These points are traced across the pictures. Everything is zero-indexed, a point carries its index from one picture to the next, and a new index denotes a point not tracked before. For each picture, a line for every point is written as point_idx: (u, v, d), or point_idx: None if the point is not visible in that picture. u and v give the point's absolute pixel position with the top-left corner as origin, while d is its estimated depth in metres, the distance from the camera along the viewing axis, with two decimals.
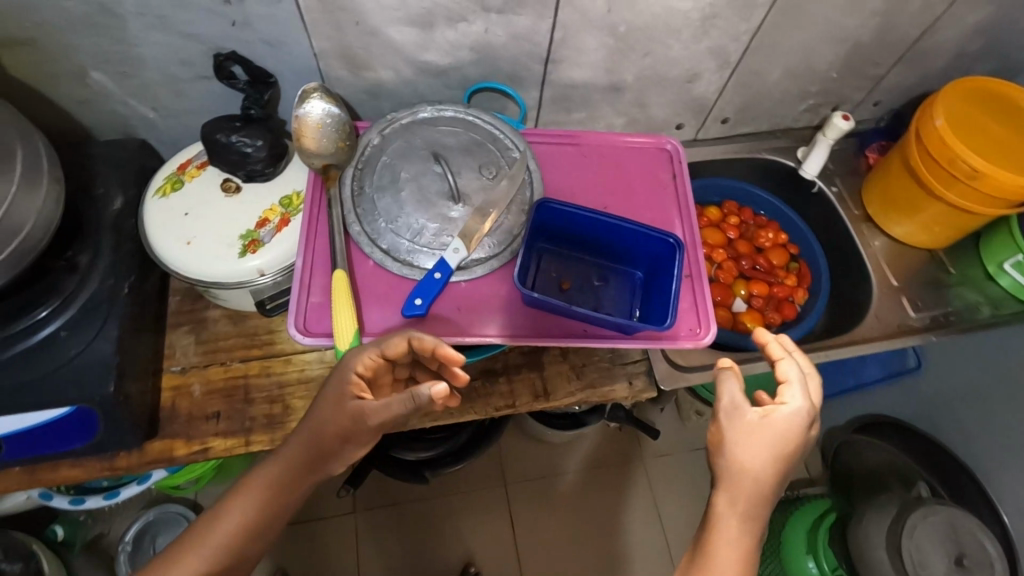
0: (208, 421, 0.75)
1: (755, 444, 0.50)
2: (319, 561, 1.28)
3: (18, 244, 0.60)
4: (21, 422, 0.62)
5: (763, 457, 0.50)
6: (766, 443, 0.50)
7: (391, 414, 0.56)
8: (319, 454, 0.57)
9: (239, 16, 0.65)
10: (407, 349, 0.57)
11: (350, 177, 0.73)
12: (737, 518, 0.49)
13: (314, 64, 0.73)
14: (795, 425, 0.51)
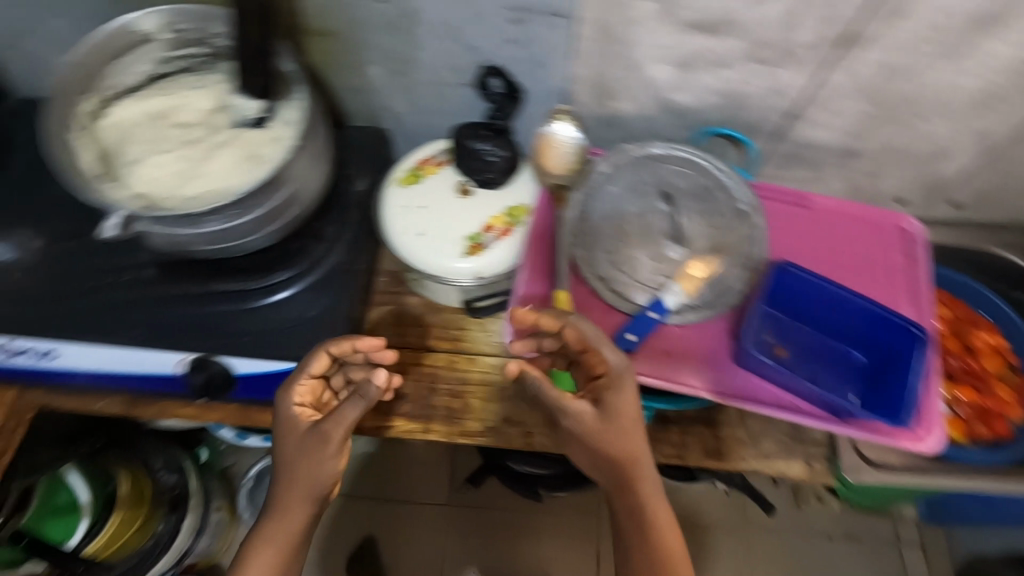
0: (394, 400, 0.79)
1: (583, 410, 0.60)
2: (400, 542, 1.32)
3: (297, 212, 0.66)
4: (263, 366, 0.70)
5: (612, 431, 0.60)
6: (608, 429, 0.59)
7: (349, 421, 0.61)
8: (309, 501, 0.62)
9: (518, 34, 0.69)
10: (330, 359, 0.64)
11: (576, 201, 0.75)
12: (667, 501, 0.64)
13: (564, 87, 0.76)
14: (617, 405, 0.59)
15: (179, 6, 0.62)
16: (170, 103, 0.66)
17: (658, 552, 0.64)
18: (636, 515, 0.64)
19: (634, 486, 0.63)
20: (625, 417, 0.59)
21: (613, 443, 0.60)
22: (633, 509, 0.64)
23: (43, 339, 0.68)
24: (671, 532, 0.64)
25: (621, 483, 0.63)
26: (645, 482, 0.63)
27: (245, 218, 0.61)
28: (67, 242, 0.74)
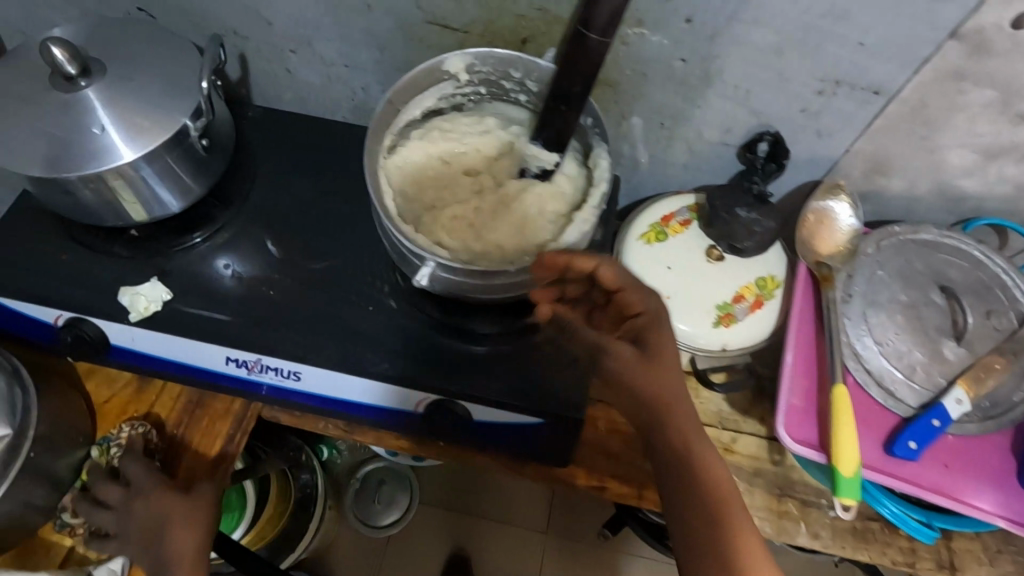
0: (607, 458, 0.76)
1: (625, 360, 0.55)
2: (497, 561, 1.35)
3: None
4: (503, 416, 0.68)
5: (656, 368, 0.53)
6: (648, 365, 0.54)
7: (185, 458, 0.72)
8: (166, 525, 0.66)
9: (816, 105, 0.65)
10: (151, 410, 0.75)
11: (841, 282, 0.70)
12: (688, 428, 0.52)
13: (837, 160, 0.71)
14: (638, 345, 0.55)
15: (489, 52, 0.61)
16: (459, 144, 0.66)
17: (725, 558, 0.49)
18: (710, 494, 0.51)
19: (672, 434, 0.53)
20: (660, 348, 0.54)
21: (655, 378, 0.53)
22: (676, 475, 0.52)
23: (291, 360, 0.68)
24: (749, 530, 0.50)
25: (676, 456, 0.52)
26: (698, 447, 0.52)
27: (529, 281, 0.60)
28: (312, 264, 0.74)
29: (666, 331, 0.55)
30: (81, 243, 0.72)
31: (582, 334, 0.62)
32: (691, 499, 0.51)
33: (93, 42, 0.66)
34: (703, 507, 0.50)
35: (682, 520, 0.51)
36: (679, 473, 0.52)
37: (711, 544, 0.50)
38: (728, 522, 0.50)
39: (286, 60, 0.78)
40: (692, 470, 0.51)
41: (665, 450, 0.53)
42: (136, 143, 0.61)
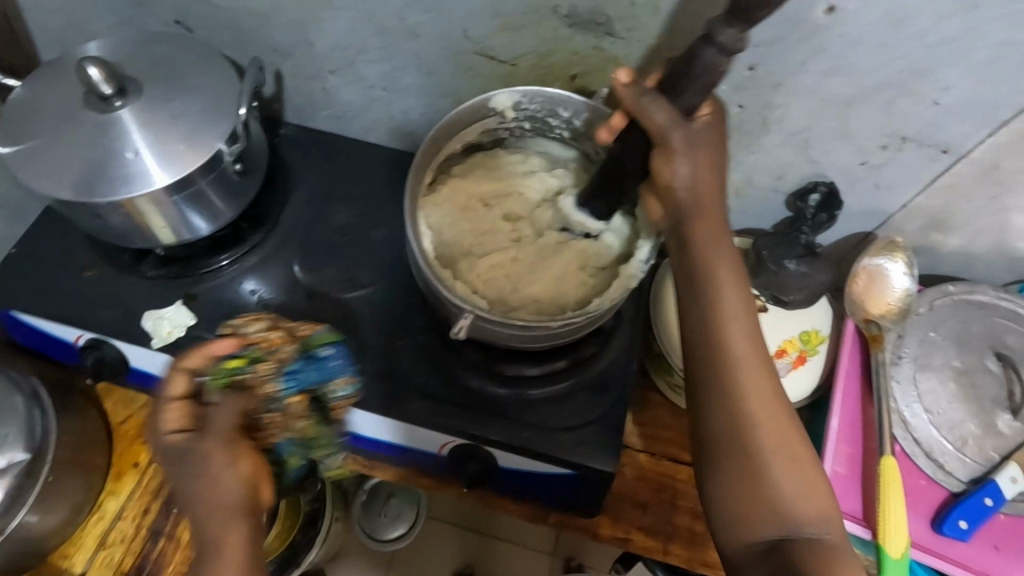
0: (634, 509, 0.73)
1: (680, 154, 0.47)
2: None
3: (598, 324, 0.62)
4: (529, 465, 0.66)
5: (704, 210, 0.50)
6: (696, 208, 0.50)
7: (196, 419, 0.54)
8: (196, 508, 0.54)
9: (878, 159, 0.61)
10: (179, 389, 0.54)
11: (891, 343, 0.66)
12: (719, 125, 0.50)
13: (893, 215, 0.68)
14: (692, 162, 0.48)
15: (536, 90, 0.59)
16: (501, 188, 0.64)
17: (745, 433, 0.49)
18: (741, 374, 0.49)
19: (710, 309, 0.50)
20: (710, 171, 0.49)
21: (700, 221, 0.50)
22: (710, 356, 0.50)
23: None
24: (769, 383, 0.50)
25: (713, 331, 0.50)
26: (737, 326, 0.50)
27: (565, 333, 0.58)
28: (341, 294, 0.72)
29: (719, 147, 0.49)
30: (107, 260, 0.71)
31: (645, 110, 0.46)
32: (725, 385, 0.49)
33: (132, 59, 0.65)
34: (727, 404, 0.49)
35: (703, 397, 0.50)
36: (709, 349, 0.50)
37: (730, 419, 0.49)
38: (750, 406, 0.49)
39: (325, 80, 0.75)
40: (722, 346, 0.50)
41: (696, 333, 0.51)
42: (172, 169, 0.59)
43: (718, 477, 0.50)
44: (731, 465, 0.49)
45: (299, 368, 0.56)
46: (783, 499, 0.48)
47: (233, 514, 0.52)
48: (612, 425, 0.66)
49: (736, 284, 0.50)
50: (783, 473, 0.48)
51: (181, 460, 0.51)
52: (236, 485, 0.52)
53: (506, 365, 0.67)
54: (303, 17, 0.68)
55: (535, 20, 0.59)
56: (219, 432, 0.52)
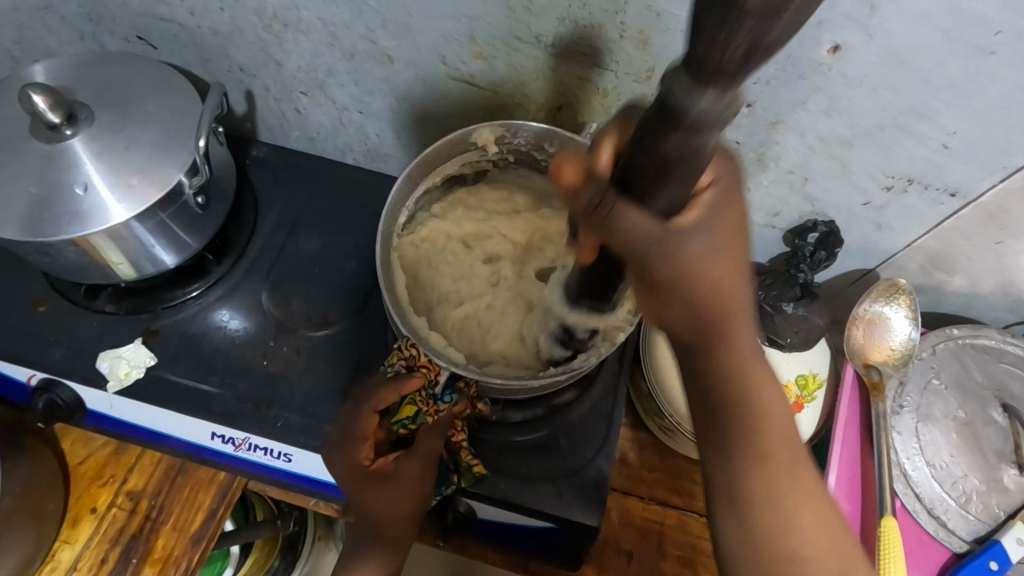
0: (619, 557, 0.70)
1: (692, 241, 0.33)
2: None
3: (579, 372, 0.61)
4: (508, 517, 0.62)
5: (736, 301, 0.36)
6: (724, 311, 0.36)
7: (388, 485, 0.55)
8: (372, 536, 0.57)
9: (881, 199, 0.57)
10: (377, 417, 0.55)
11: (892, 391, 0.63)
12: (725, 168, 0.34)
13: (896, 254, 0.64)
14: (711, 246, 0.33)
15: (518, 124, 0.58)
16: (483, 229, 0.65)
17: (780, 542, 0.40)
18: (775, 486, 0.40)
19: (744, 417, 0.38)
20: (728, 242, 0.34)
21: (721, 308, 0.35)
22: (734, 473, 0.40)
23: (281, 441, 0.62)
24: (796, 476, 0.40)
25: (745, 443, 0.39)
26: (771, 430, 0.39)
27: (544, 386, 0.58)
28: (311, 331, 0.68)
29: (728, 207, 0.34)
30: (66, 296, 0.67)
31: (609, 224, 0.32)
32: (749, 503, 0.40)
33: (85, 83, 0.60)
34: (762, 524, 0.40)
35: (727, 515, 0.40)
36: (739, 464, 0.39)
37: (761, 538, 0.40)
38: (788, 516, 0.40)
39: (297, 101, 0.71)
40: (756, 457, 0.39)
41: (717, 443, 0.39)
42: (123, 204, 0.55)
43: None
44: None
45: (455, 394, 0.56)
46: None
47: (405, 525, 0.57)
48: (595, 475, 0.62)
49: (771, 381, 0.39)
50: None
51: (377, 494, 0.55)
52: (412, 501, 0.56)
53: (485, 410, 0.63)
54: (270, 38, 0.63)
55: (516, 48, 0.55)
56: (407, 467, 0.56)
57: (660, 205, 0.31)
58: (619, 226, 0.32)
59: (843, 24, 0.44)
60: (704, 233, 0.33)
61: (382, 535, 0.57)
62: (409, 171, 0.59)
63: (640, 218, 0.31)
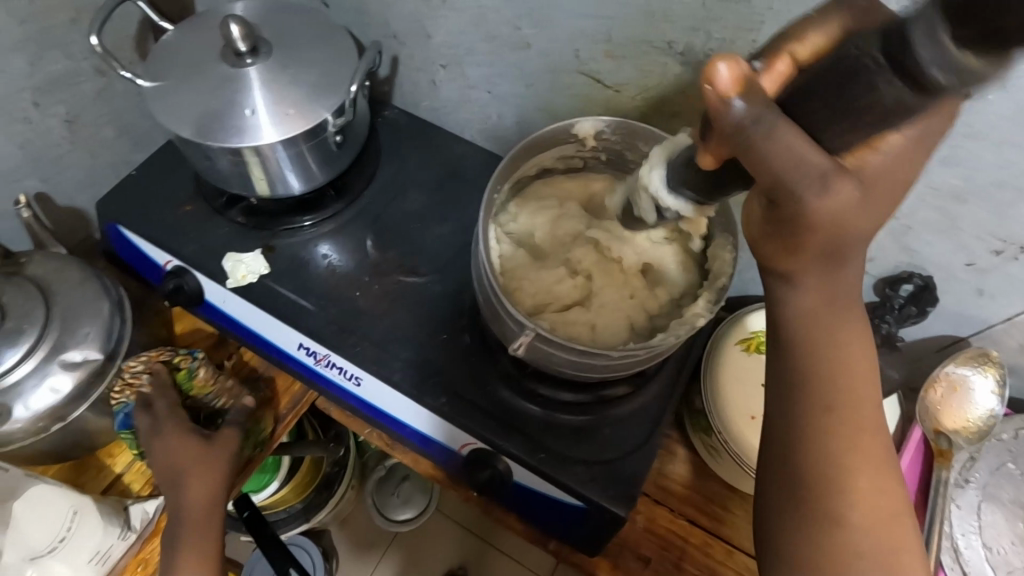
0: (636, 561, 0.71)
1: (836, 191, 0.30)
2: None
3: (656, 355, 0.55)
4: (539, 487, 0.65)
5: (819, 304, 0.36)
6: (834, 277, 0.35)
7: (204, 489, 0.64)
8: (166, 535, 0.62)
9: (987, 263, 0.56)
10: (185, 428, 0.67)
11: (960, 463, 0.61)
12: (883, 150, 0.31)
13: (993, 326, 0.61)
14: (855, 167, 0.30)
15: (623, 122, 0.60)
16: (568, 229, 0.62)
17: (829, 507, 0.39)
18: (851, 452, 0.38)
19: (814, 349, 0.38)
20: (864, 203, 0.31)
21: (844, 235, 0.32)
22: (804, 435, 0.38)
23: (355, 365, 0.69)
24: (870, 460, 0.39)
25: (826, 410, 0.38)
26: (850, 370, 0.38)
27: (641, 359, 0.54)
28: (401, 277, 0.74)
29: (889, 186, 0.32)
30: (207, 201, 0.77)
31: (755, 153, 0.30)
32: (812, 418, 0.38)
33: (268, 26, 0.70)
34: (825, 485, 0.39)
35: (783, 459, 0.39)
36: (808, 425, 0.38)
37: (811, 486, 0.39)
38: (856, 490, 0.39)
39: (435, 73, 0.78)
40: (826, 387, 0.38)
41: (800, 331, 0.37)
42: (276, 127, 0.64)
43: (795, 541, 0.40)
44: (814, 538, 0.39)
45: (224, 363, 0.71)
46: (861, 565, 0.39)
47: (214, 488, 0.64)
48: (632, 469, 0.64)
49: (862, 353, 0.38)
50: (868, 532, 0.39)
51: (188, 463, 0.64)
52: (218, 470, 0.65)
53: (541, 385, 0.67)
54: (428, 12, 0.71)
55: (648, 52, 0.59)
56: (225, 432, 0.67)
57: (836, 141, 0.31)
58: (773, 145, 0.29)
59: None
60: (818, 186, 0.30)
61: (188, 519, 0.62)
62: (496, 184, 0.61)
63: (798, 140, 0.29)
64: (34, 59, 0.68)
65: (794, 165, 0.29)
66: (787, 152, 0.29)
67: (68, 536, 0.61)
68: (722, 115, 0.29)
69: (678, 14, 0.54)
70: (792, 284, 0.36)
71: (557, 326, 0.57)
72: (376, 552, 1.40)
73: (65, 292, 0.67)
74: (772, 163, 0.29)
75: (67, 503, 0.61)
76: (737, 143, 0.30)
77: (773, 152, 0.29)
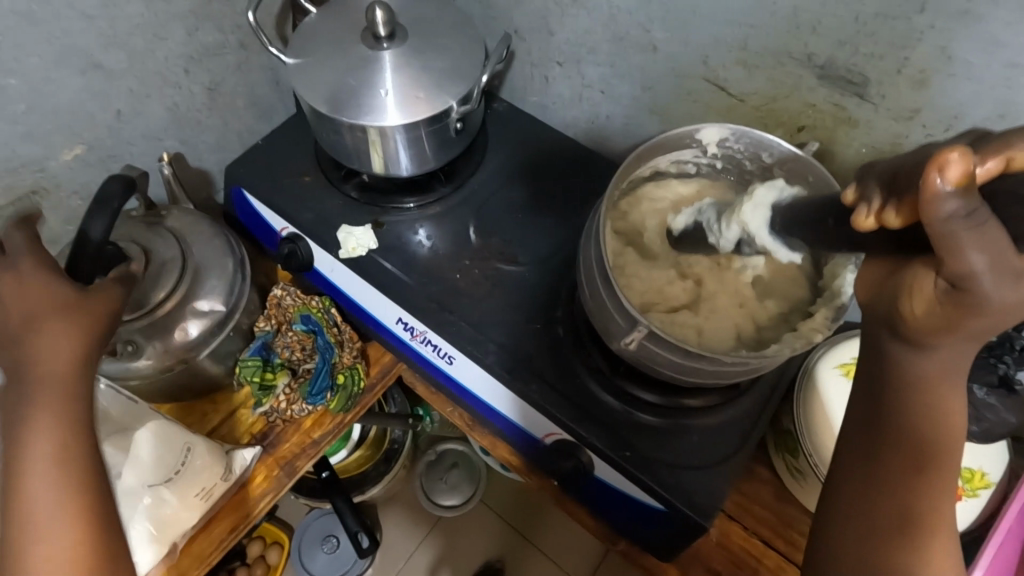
0: (706, 572, 0.70)
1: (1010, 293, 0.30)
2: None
3: (764, 367, 0.55)
4: (620, 484, 0.66)
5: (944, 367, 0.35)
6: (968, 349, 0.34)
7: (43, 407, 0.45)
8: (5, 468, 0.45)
9: None
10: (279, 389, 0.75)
11: None
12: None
13: None
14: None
15: (748, 131, 0.60)
16: (680, 232, 0.62)
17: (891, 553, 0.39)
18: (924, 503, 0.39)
19: (917, 403, 0.37)
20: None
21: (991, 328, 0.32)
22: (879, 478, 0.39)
23: (451, 344, 0.71)
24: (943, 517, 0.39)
25: (910, 460, 0.38)
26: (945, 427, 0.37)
27: (749, 369, 0.53)
28: (500, 264, 0.76)
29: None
30: (324, 174, 0.82)
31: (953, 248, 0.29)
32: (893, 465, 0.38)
33: (403, 13, 0.74)
34: (896, 520, 0.39)
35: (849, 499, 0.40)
36: (886, 469, 0.39)
37: (874, 529, 0.40)
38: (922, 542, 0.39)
39: (551, 70, 0.80)
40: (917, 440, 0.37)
41: (898, 386, 0.37)
42: (405, 109, 0.68)
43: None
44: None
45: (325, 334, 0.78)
46: None
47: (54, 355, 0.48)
48: (718, 479, 0.64)
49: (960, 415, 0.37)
50: None
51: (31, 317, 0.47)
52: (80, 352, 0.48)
53: (633, 385, 0.67)
54: (556, 10, 0.73)
55: (784, 63, 0.58)
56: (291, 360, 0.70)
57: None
58: (967, 247, 0.29)
59: None
60: (1008, 282, 0.29)
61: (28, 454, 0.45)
62: (614, 182, 0.62)
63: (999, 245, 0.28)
64: (194, 28, 0.74)
65: (988, 264, 0.29)
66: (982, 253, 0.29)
67: (183, 470, 0.65)
68: (934, 206, 0.28)
69: (824, 25, 0.53)
70: (918, 352, 0.35)
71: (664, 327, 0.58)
72: (417, 534, 1.42)
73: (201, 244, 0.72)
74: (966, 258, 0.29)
75: (182, 439, 0.66)
76: (935, 234, 0.29)
77: (971, 246, 0.29)
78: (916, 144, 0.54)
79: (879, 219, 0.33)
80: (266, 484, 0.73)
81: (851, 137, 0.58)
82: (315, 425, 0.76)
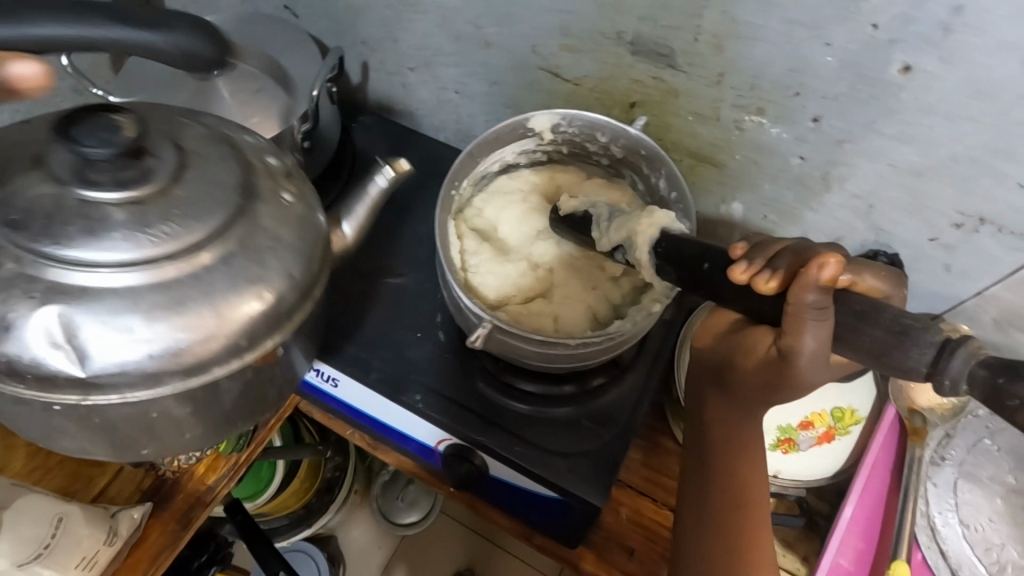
0: (622, 552, 0.70)
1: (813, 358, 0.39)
2: None
3: (618, 345, 0.57)
4: (516, 479, 0.65)
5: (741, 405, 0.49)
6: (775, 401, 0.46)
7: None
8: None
9: (951, 239, 0.55)
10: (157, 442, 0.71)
11: (935, 440, 0.61)
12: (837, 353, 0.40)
13: (966, 302, 0.60)
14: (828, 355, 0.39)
15: (578, 114, 0.60)
16: (532, 223, 0.63)
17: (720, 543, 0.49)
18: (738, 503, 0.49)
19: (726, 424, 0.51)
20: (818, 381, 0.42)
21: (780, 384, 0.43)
22: (708, 480, 0.51)
23: (331, 367, 0.69)
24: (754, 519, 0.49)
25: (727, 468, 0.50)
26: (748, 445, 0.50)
27: (600, 347, 0.54)
28: (375, 279, 0.75)
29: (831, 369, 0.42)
30: None
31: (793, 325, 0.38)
32: (715, 468, 0.51)
33: (236, 37, 0.72)
34: (720, 512, 0.49)
35: (691, 496, 0.51)
36: (712, 475, 0.51)
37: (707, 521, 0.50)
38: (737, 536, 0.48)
39: (405, 77, 0.79)
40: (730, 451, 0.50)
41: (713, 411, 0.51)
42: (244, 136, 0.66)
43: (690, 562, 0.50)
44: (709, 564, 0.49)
45: None
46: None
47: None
48: (609, 458, 0.64)
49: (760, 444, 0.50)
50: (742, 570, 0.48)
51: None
52: None
53: (516, 378, 0.68)
54: (392, 16, 0.72)
55: (602, 43, 0.58)
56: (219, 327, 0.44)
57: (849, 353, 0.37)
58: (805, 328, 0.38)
59: (919, 46, 0.44)
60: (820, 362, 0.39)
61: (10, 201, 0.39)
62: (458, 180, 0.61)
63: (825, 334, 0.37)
64: None
65: (814, 347, 0.38)
66: (815, 340, 0.38)
67: (54, 542, 0.61)
68: (803, 290, 0.37)
69: (625, 2, 0.54)
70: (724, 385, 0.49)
71: (521, 318, 0.58)
72: (382, 555, 1.40)
73: (209, 164, 0.44)
74: (802, 338, 0.38)
75: (53, 510, 0.63)
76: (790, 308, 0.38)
77: (810, 328, 0.38)
78: (732, 105, 0.56)
79: (751, 274, 0.40)
80: (161, 540, 0.70)
81: (678, 107, 0.59)
82: (209, 471, 0.74)
